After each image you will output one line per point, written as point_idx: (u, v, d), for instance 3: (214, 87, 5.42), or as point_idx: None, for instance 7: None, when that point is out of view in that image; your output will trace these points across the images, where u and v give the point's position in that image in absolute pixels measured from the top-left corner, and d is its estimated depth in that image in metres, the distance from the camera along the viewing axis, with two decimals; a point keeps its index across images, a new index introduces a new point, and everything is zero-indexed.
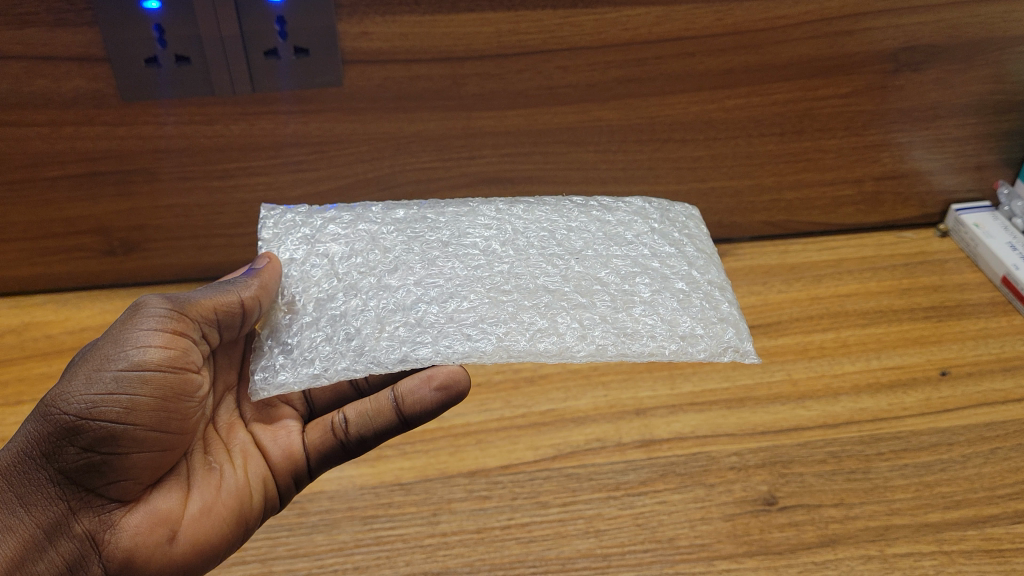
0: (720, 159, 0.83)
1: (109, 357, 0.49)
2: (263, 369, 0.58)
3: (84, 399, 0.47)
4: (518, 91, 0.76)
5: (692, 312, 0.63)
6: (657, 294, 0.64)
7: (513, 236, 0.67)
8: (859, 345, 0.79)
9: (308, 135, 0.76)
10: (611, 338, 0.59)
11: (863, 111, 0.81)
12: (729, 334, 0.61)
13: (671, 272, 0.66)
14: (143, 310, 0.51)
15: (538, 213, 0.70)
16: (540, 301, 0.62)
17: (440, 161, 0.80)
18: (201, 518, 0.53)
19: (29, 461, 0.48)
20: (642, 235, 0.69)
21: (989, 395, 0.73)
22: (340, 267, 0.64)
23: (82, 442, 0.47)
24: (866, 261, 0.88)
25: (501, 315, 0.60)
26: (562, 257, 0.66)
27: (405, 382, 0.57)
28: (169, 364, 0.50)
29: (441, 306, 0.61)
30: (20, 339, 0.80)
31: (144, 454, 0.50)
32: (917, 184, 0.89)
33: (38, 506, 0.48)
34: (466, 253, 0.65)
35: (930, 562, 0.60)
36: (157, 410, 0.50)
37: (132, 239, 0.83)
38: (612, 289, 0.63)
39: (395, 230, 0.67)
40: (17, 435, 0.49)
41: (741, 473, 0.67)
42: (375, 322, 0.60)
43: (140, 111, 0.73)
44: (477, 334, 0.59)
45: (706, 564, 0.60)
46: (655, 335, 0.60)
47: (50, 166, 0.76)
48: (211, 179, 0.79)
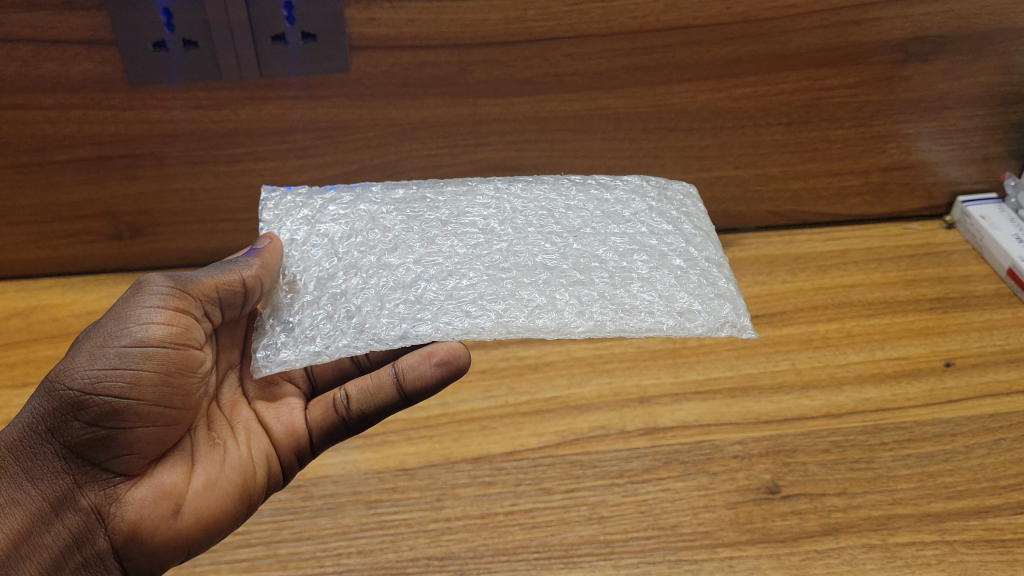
0: (727, 148, 0.83)
1: (112, 334, 0.49)
2: (266, 347, 0.58)
3: (88, 374, 0.47)
4: (526, 79, 0.76)
5: (690, 288, 0.63)
6: (655, 271, 0.64)
7: (512, 215, 0.68)
8: (864, 335, 0.79)
9: (317, 120, 0.76)
10: (612, 313, 0.59)
11: (870, 102, 0.81)
12: (726, 310, 0.62)
13: (669, 250, 0.66)
14: (146, 288, 0.52)
15: (537, 194, 0.70)
16: (540, 277, 0.62)
17: (447, 148, 0.81)
18: (205, 492, 0.53)
19: (36, 436, 0.48)
20: (640, 213, 0.69)
21: (993, 387, 0.73)
22: (340, 248, 0.64)
23: (87, 416, 0.48)
24: (870, 252, 0.88)
25: (499, 292, 0.60)
26: (560, 235, 0.66)
27: (404, 360, 0.57)
28: (172, 341, 0.50)
29: (441, 283, 0.61)
30: (28, 322, 0.81)
31: (149, 428, 0.50)
32: (923, 176, 0.89)
33: (45, 479, 0.48)
34: (465, 232, 0.66)
35: (932, 551, 0.60)
36: (160, 385, 0.50)
37: (139, 224, 0.83)
38: (610, 266, 0.63)
39: (395, 210, 0.67)
40: (23, 411, 0.49)
41: (744, 462, 0.67)
42: (377, 299, 0.60)
43: (148, 96, 0.73)
44: (476, 310, 0.59)
45: (708, 551, 0.61)
46: (655, 311, 0.60)
47: (59, 150, 0.76)
48: (218, 164, 0.79)
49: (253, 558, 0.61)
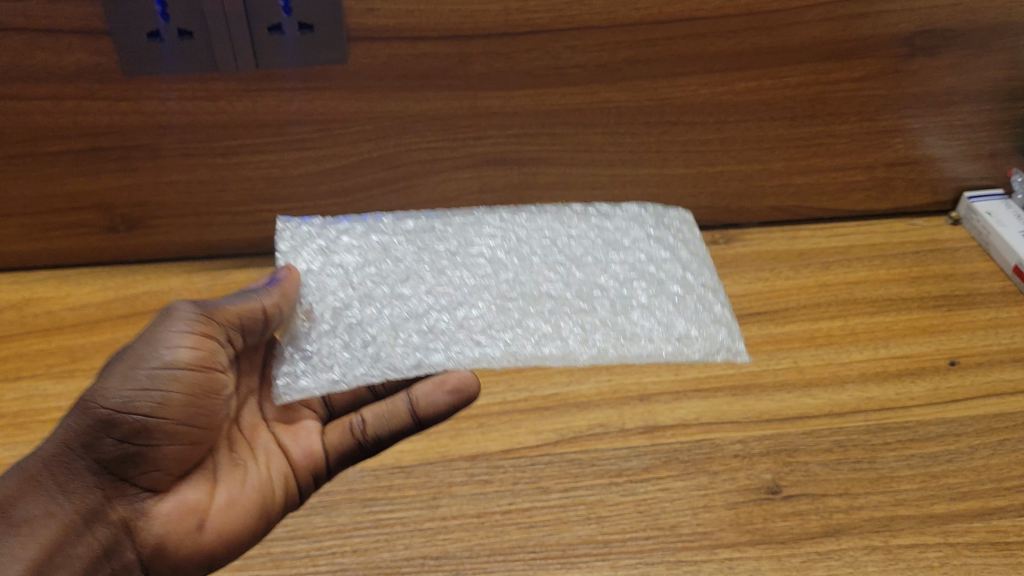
0: (730, 143, 0.82)
1: (143, 357, 0.52)
2: (287, 373, 0.61)
3: (121, 394, 0.51)
4: (526, 71, 0.75)
5: (688, 314, 0.66)
6: (654, 298, 0.67)
7: (518, 245, 0.71)
8: (867, 333, 0.78)
9: (313, 112, 0.75)
10: (614, 342, 0.63)
11: (875, 97, 0.80)
12: (722, 335, 0.65)
13: (667, 276, 0.69)
14: (173, 313, 0.55)
15: (539, 221, 0.73)
16: (545, 309, 0.65)
17: (445, 142, 0.79)
18: (227, 509, 0.58)
19: (70, 452, 0.51)
20: (640, 241, 0.72)
21: (999, 386, 0.72)
22: (354, 277, 0.67)
23: (118, 434, 0.51)
24: (875, 249, 0.87)
25: (507, 322, 0.64)
26: (564, 264, 0.69)
27: (416, 390, 0.65)
28: (198, 364, 0.54)
29: (452, 314, 0.65)
30: (21, 314, 0.80)
31: (174, 447, 0.54)
32: (929, 171, 0.87)
33: (79, 491, 0.51)
34: (473, 262, 0.69)
35: (936, 553, 0.59)
36: (186, 406, 0.53)
37: (135, 216, 0.82)
38: (612, 294, 0.67)
39: (406, 240, 0.71)
40: (57, 427, 0.51)
41: (745, 461, 0.66)
42: (392, 328, 0.64)
43: (142, 87, 0.72)
44: (486, 340, 0.63)
45: (708, 552, 0.60)
46: (657, 337, 0.64)
47: (53, 141, 0.75)
48: (214, 157, 0.77)
49: (245, 557, 0.59)
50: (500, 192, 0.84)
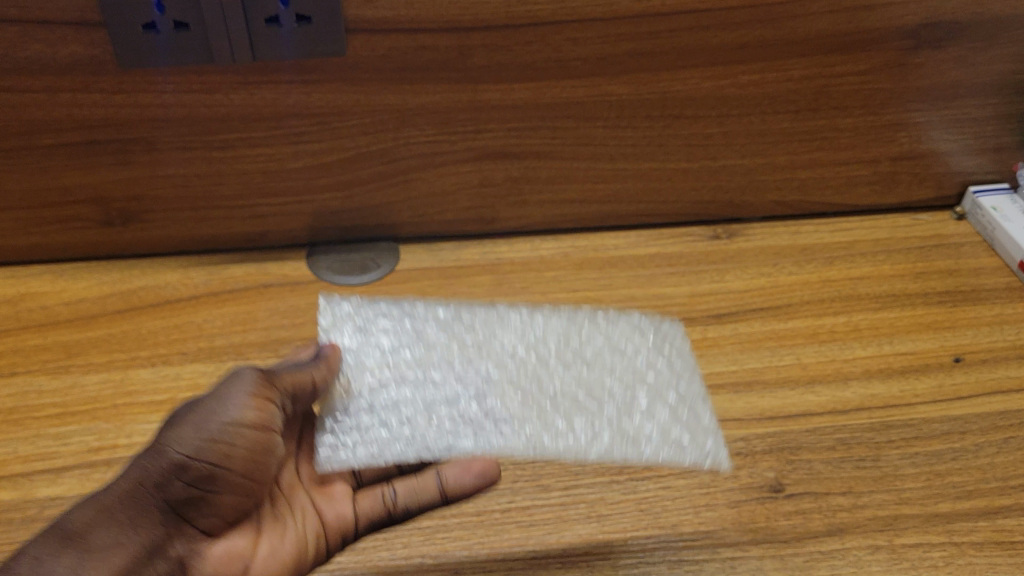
0: (733, 137, 0.81)
1: (215, 411, 0.51)
2: (330, 445, 0.59)
3: (193, 443, 0.50)
4: (527, 64, 0.74)
5: (682, 421, 0.61)
6: (653, 405, 0.62)
7: (540, 339, 0.66)
8: (871, 329, 0.77)
9: (311, 105, 0.74)
10: (615, 443, 0.59)
11: (880, 90, 0.80)
12: (710, 443, 0.60)
13: (663, 386, 0.64)
14: (240, 375, 0.53)
15: (565, 315, 0.68)
16: (549, 415, 0.60)
17: (445, 135, 0.78)
18: (270, 559, 0.55)
19: (143, 489, 0.50)
20: (629, 333, 0.68)
21: (1004, 383, 0.71)
22: (383, 358, 0.64)
23: (187, 478, 0.50)
24: (879, 244, 0.86)
25: (527, 415, 0.60)
26: (576, 364, 0.65)
27: (446, 470, 0.61)
28: (263, 425, 0.52)
29: (469, 405, 0.61)
30: (15, 309, 0.79)
31: (232, 497, 0.53)
32: (934, 166, 0.86)
33: (145, 530, 0.50)
34: (497, 350, 0.65)
35: (941, 553, 0.59)
36: (251, 461, 0.52)
37: (131, 210, 0.81)
38: (619, 397, 0.63)
39: (439, 328, 0.67)
40: (131, 467, 0.51)
41: (747, 459, 0.65)
42: (415, 412, 0.61)
43: (138, 79, 0.71)
44: (505, 429, 0.59)
45: (710, 551, 0.59)
46: (661, 439, 0.59)
47: (47, 134, 0.74)
48: (211, 150, 0.76)
49: None
50: (500, 186, 0.83)
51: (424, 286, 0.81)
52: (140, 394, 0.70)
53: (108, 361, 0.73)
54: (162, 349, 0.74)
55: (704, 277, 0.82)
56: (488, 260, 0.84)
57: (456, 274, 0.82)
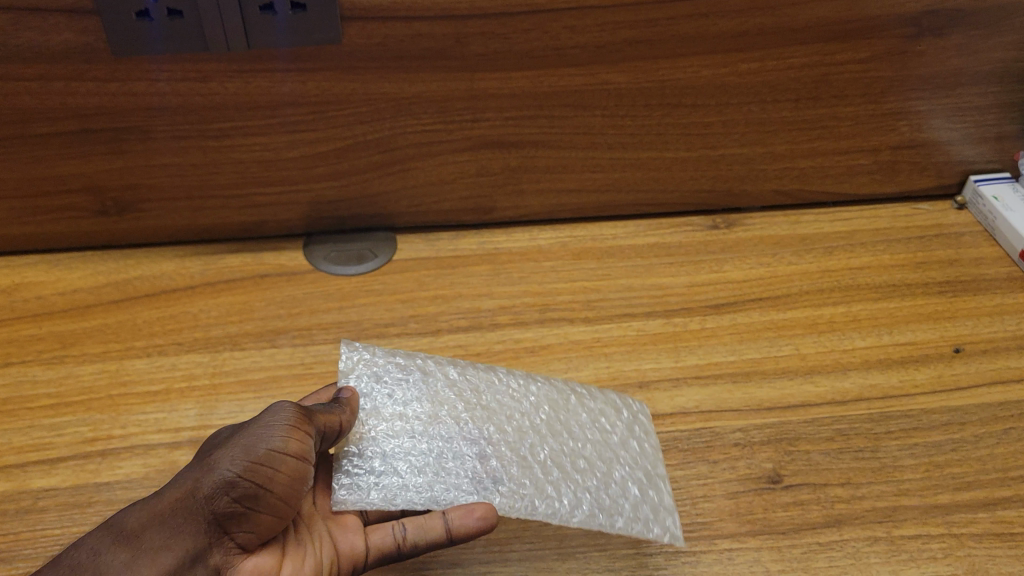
0: (732, 126, 0.81)
1: (262, 436, 0.50)
2: (347, 486, 0.55)
3: (242, 462, 0.49)
4: (524, 52, 0.73)
5: (650, 497, 0.60)
6: (628, 480, 0.61)
7: (535, 407, 0.65)
8: (870, 319, 0.76)
9: (307, 94, 0.74)
10: (590, 515, 0.58)
11: (882, 78, 0.79)
12: (670, 520, 0.59)
13: (637, 460, 0.63)
14: (282, 408, 0.52)
15: (555, 384, 0.67)
16: (534, 487, 0.58)
17: (442, 124, 0.77)
18: None
19: (191, 499, 0.49)
20: (603, 404, 0.67)
21: (1004, 373, 0.71)
22: (391, 407, 0.61)
23: (233, 494, 0.49)
24: (879, 233, 0.86)
25: (521, 479, 0.58)
26: (564, 434, 0.63)
27: (451, 511, 0.54)
28: (304, 458, 0.51)
29: (465, 466, 0.58)
30: (10, 300, 0.78)
31: (272, 520, 0.50)
32: (935, 155, 0.86)
33: (183, 540, 0.49)
34: (498, 412, 0.63)
35: (939, 544, 0.58)
36: (293, 488, 0.50)
37: (126, 200, 0.80)
38: (598, 471, 0.62)
39: (448, 382, 0.64)
40: (184, 478, 0.50)
41: (745, 450, 0.65)
42: (417, 465, 0.58)
43: (132, 67, 0.70)
44: (505, 492, 0.57)
45: (707, 542, 0.59)
46: (634, 513, 0.59)
47: (41, 123, 0.74)
48: (206, 139, 0.76)
49: None
50: (498, 176, 0.82)
51: (421, 277, 0.80)
52: (134, 384, 0.70)
53: (103, 352, 0.73)
54: (157, 339, 0.74)
55: (703, 267, 0.82)
56: (485, 250, 0.83)
57: (453, 264, 0.82)
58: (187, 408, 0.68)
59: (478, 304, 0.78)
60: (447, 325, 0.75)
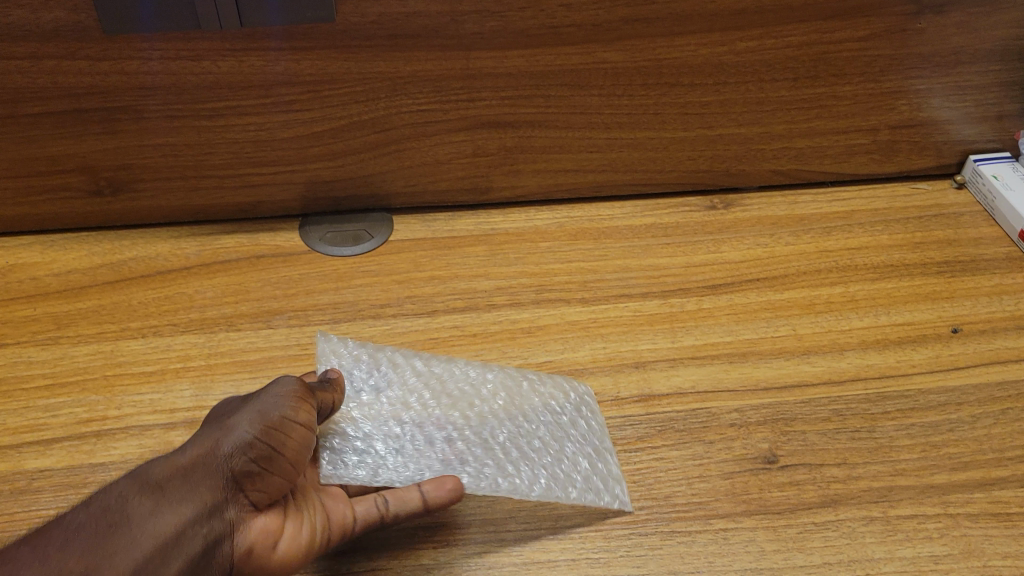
0: (730, 105, 0.80)
1: (275, 402, 0.53)
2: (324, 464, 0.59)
3: (261, 423, 0.52)
4: (520, 30, 0.73)
5: (603, 468, 0.62)
6: (581, 454, 0.63)
7: (495, 389, 0.67)
8: (868, 300, 0.76)
9: (301, 73, 0.73)
10: (545, 488, 0.60)
11: (881, 57, 0.78)
12: (620, 488, 0.60)
13: (592, 433, 0.64)
14: (288, 381, 0.56)
15: (510, 369, 0.68)
16: (491, 468, 0.61)
17: (438, 103, 0.77)
18: (295, 536, 0.53)
19: (211, 457, 0.51)
20: (557, 381, 0.68)
21: (1001, 353, 0.71)
22: (365, 394, 0.64)
23: (253, 453, 0.51)
24: (877, 214, 0.85)
25: (475, 461, 0.61)
26: (522, 414, 0.65)
27: (424, 484, 0.58)
28: (312, 426, 0.54)
29: (433, 449, 0.62)
30: (5, 281, 0.78)
31: (281, 482, 0.53)
32: (934, 134, 0.85)
33: (204, 493, 0.50)
34: (459, 397, 0.66)
35: (935, 524, 0.58)
36: (302, 452, 0.53)
37: (120, 180, 0.80)
38: (554, 449, 0.63)
39: (412, 369, 0.67)
40: (200, 441, 0.52)
41: (741, 431, 0.65)
42: (391, 447, 0.61)
43: (124, 45, 0.70)
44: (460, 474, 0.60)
45: (702, 522, 0.59)
46: (586, 484, 0.60)
47: (34, 102, 0.73)
48: (200, 119, 0.75)
49: None
50: (494, 156, 0.81)
51: (417, 258, 0.80)
52: (129, 364, 0.70)
53: (98, 333, 0.72)
54: (152, 320, 0.74)
55: (700, 247, 0.81)
56: (481, 231, 0.83)
57: (449, 245, 0.81)
58: (182, 388, 0.68)
59: (474, 285, 0.77)
60: (443, 306, 0.75)
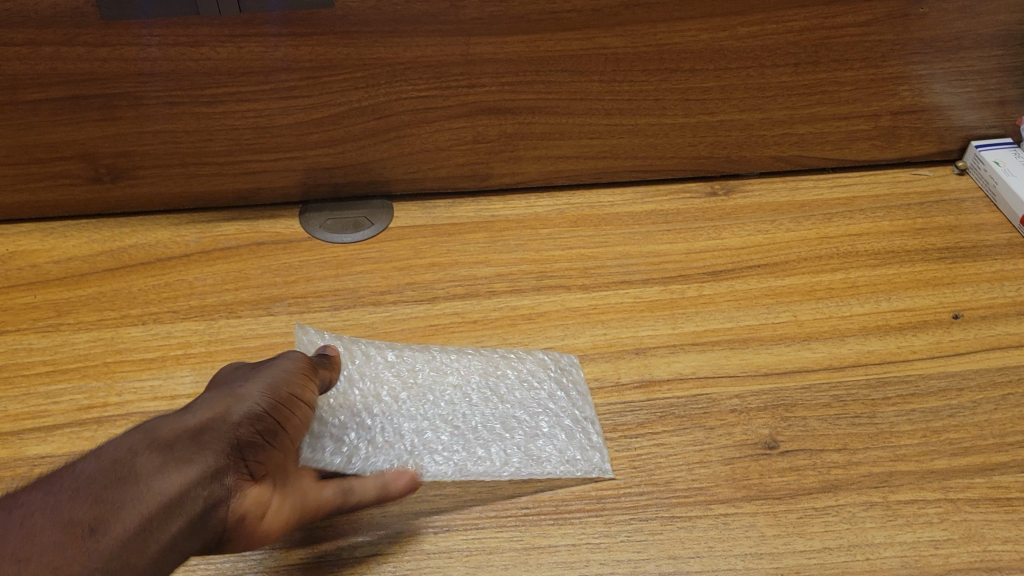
0: (731, 91, 0.80)
1: (281, 380, 0.56)
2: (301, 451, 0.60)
3: (271, 397, 0.54)
4: (520, 16, 0.73)
5: (578, 440, 0.63)
6: (557, 429, 0.64)
7: (466, 371, 0.68)
8: (869, 286, 0.76)
9: (300, 59, 0.73)
10: (520, 463, 0.61)
11: (883, 42, 0.78)
12: (597, 457, 0.62)
13: (566, 408, 0.66)
14: (291, 362, 0.59)
15: (484, 352, 0.70)
16: (465, 448, 0.62)
17: (438, 89, 0.77)
18: (279, 510, 0.52)
19: (220, 422, 0.51)
20: (530, 361, 0.69)
21: (1002, 339, 0.71)
22: (338, 382, 0.66)
23: (262, 424, 0.53)
24: (878, 199, 0.85)
25: (449, 442, 0.63)
26: (495, 394, 0.67)
27: (379, 475, 0.58)
28: (310, 408, 0.57)
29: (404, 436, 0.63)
30: (5, 268, 0.78)
31: (278, 454, 0.54)
32: (936, 120, 0.85)
33: (210, 454, 0.49)
34: (431, 381, 0.67)
35: (935, 509, 0.58)
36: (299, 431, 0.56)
37: (119, 167, 0.79)
38: (528, 426, 0.65)
39: (385, 358, 0.68)
40: (209, 408, 0.52)
41: (742, 416, 0.65)
42: (364, 436, 0.62)
43: (123, 32, 0.70)
44: (435, 456, 0.61)
45: (702, 507, 0.59)
46: (560, 457, 0.62)
47: (33, 89, 0.73)
48: (199, 106, 0.75)
49: None
50: (494, 142, 0.81)
51: (418, 244, 0.80)
52: (130, 351, 0.70)
53: (98, 320, 0.72)
54: (153, 307, 0.74)
55: (701, 234, 0.81)
56: (481, 218, 0.83)
57: (449, 232, 0.81)
58: (182, 374, 0.68)
59: (474, 272, 0.77)
60: (443, 293, 0.75)
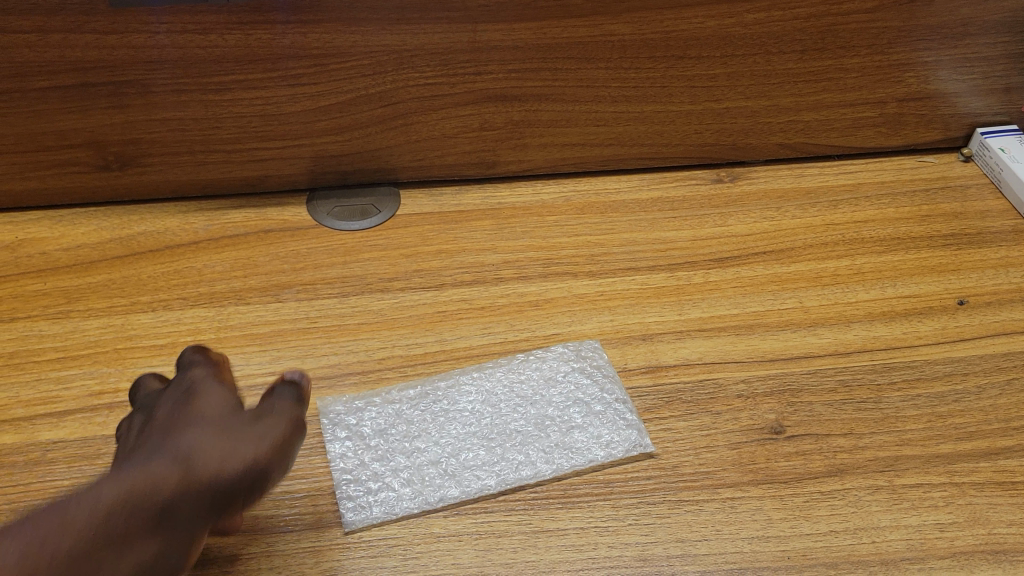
0: (737, 78, 0.80)
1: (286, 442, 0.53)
2: (350, 508, 0.58)
3: (272, 467, 0.51)
4: (527, 2, 0.73)
5: (609, 420, 0.64)
6: (590, 416, 0.65)
7: (485, 381, 0.67)
8: (874, 272, 0.76)
9: (308, 46, 0.74)
10: (565, 460, 0.61)
11: (888, 29, 0.78)
12: (633, 434, 0.63)
13: (591, 398, 0.66)
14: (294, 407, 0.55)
15: (499, 360, 0.68)
16: (509, 460, 0.61)
17: (445, 77, 0.77)
18: None
19: (214, 489, 0.49)
20: (550, 355, 0.69)
21: (1007, 325, 0.71)
22: (365, 428, 0.63)
23: (247, 494, 0.51)
24: (884, 186, 0.85)
25: (491, 457, 0.62)
26: (521, 399, 0.66)
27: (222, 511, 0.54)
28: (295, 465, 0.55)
29: (443, 463, 0.61)
30: (14, 255, 0.78)
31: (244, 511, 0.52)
32: (941, 107, 0.85)
33: (190, 524, 0.48)
34: (454, 400, 0.66)
35: (941, 493, 0.59)
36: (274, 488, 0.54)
37: (127, 155, 0.80)
38: (560, 421, 0.65)
39: (401, 391, 0.66)
40: (206, 463, 0.49)
41: (749, 401, 0.65)
42: (405, 477, 0.60)
43: (132, 19, 0.71)
44: (484, 473, 0.60)
45: (710, 491, 0.59)
46: (599, 444, 0.62)
47: (42, 76, 0.73)
48: (207, 93, 0.76)
49: None
50: (501, 129, 0.81)
51: (425, 232, 0.80)
52: (140, 338, 0.70)
53: (108, 306, 0.73)
54: (162, 294, 0.74)
55: (707, 221, 0.82)
56: (488, 205, 0.83)
57: (455, 219, 0.82)
58: None
59: (482, 259, 0.77)
60: (450, 280, 0.75)
